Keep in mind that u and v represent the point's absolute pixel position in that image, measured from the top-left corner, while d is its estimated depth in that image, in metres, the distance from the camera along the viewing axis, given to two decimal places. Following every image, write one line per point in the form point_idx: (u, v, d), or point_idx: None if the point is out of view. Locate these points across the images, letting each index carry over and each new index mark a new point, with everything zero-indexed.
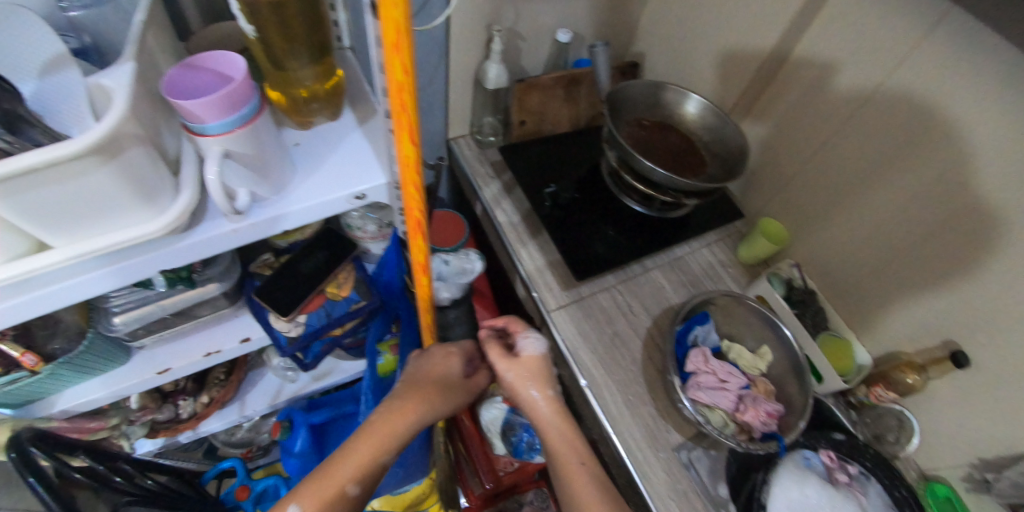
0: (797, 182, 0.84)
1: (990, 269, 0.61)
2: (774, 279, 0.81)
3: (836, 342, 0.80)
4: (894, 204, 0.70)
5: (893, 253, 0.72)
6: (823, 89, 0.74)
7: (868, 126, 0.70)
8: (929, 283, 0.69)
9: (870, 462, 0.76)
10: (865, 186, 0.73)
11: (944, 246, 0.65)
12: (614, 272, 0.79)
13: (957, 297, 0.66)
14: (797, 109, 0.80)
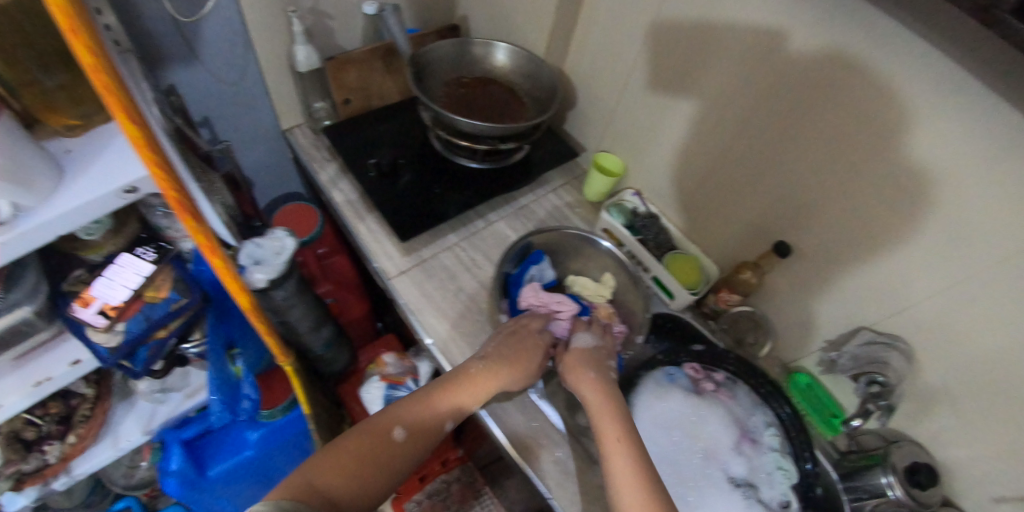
0: (619, 113, 0.87)
1: (796, 154, 0.65)
2: (613, 209, 0.84)
3: (682, 255, 0.82)
4: (708, 110, 0.73)
5: (716, 160, 0.76)
6: (626, 15, 0.76)
7: (672, 41, 0.72)
8: (747, 180, 0.73)
9: (733, 368, 0.79)
10: (679, 100, 0.76)
11: (757, 141, 0.69)
12: (455, 230, 0.81)
13: (775, 188, 0.69)
14: (605, 41, 0.82)
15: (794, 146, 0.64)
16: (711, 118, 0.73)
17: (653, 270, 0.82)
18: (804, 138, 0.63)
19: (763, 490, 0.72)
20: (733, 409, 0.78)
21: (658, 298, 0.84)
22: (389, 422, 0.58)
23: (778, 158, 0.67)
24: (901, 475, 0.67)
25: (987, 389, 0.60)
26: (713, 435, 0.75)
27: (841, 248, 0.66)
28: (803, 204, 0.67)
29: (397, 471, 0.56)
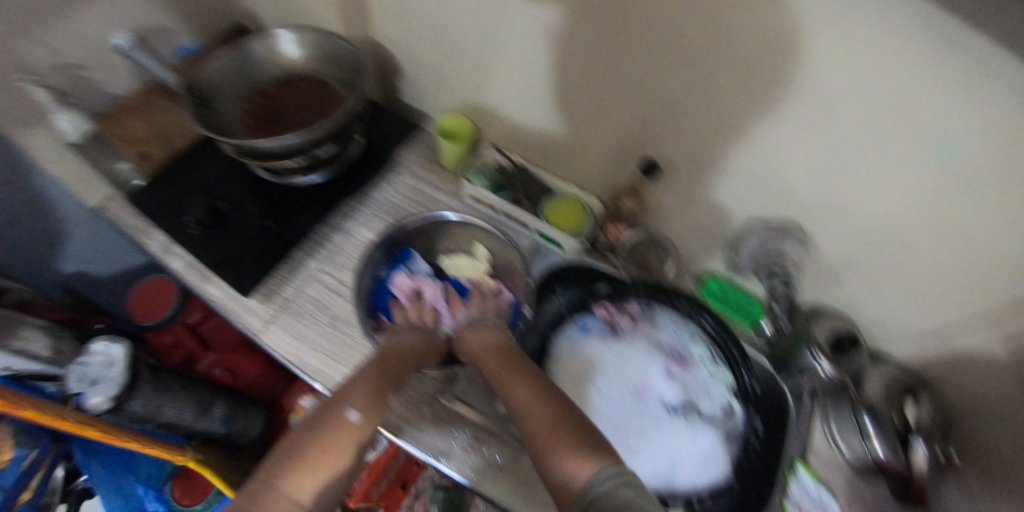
0: (446, 69, 0.78)
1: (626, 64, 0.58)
2: (474, 175, 0.76)
3: (559, 198, 0.77)
4: (524, 42, 0.64)
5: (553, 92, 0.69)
6: None
7: None
8: (592, 102, 0.66)
9: (644, 296, 0.75)
10: (494, 40, 0.67)
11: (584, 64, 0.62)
12: (314, 256, 0.75)
13: (620, 105, 0.64)
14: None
15: (622, 55, 0.57)
16: (530, 49, 0.65)
17: (533, 225, 0.76)
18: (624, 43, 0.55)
19: (703, 404, 0.73)
20: (654, 338, 0.75)
21: (548, 250, 0.77)
22: (340, 407, 0.52)
23: (609, 75, 0.60)
24: (822, 346, 0.70)
25: (880, 242, 0.59)
26: (640, 369, 0.74)
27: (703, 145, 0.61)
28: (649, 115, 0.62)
29: (355, 451, 0.50)
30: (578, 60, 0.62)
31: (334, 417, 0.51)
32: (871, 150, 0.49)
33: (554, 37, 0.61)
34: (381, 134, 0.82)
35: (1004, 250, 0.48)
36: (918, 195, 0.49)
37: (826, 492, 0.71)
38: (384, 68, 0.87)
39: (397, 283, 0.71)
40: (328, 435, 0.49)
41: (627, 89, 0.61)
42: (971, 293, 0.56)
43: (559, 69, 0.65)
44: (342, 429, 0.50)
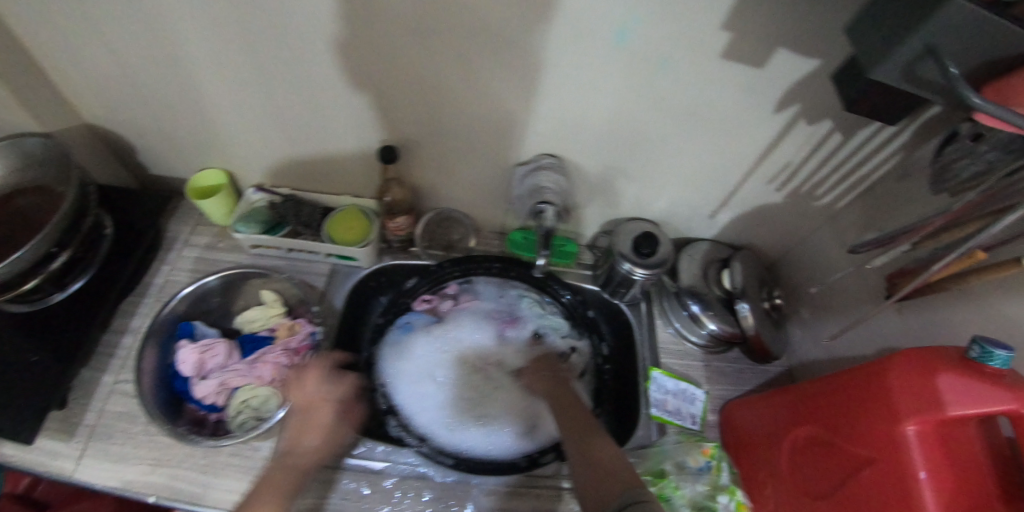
0: (173, 130, 0.72)
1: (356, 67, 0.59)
2: (241, 222, 0.73)
3: (337, 215, 0.76)
4: (239, 74, 0.62)
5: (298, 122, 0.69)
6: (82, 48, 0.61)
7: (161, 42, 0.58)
8: (331, 108, 0.67)
9: (458, 274, 0.79)
10: (203, 80, 0.63)
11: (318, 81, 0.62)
12: (106, 372, 0.68)
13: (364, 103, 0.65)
14: (80, 71, 0.63)
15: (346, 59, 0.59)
16: (245, 80, 0.63)
17: (321, 251, 0.75)
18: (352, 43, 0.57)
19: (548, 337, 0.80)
20: (478, 309, 0.80)
21: (349, 267, 0.78)
22: None
23: (335, 72, 0.61)
24: (631, 255, 0.75)
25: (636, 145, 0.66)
26: (472, 342, 0.78)
27: (440, 112, 0.66)
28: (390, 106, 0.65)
29: None
30: (297, 70, 0.61)
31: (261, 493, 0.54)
32: (570, 67, 0.59)
33: (262, 54, 0.59)
34: (135, 216, 0.75)
35: (693, 104, 0.63)
36: (622, 84, 0.61)
37: (684, 381, 0.78)
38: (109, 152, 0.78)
39: (181, 360, 0.64)
40: None
41: (357, 82, 0.63)
42: (688, 155, 0.71)
43: (286, 87, 0.64)
44: None
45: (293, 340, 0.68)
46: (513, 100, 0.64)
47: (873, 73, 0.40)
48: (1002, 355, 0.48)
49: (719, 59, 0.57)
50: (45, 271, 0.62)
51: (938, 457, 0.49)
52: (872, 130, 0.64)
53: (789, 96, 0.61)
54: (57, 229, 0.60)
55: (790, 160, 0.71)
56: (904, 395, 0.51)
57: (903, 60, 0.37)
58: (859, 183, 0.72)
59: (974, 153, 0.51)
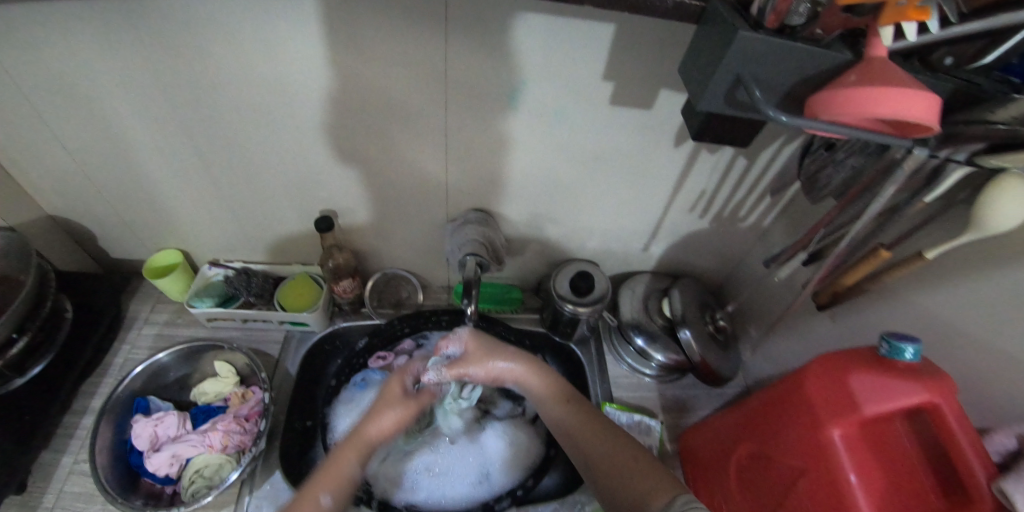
0: (133, 214, 0.79)
1: (298, 143, 0.68)
2: (195, 298, 0.80)
3: (287, 285, 0.84)
4: (187, 159, 0.70)
5: (249, 201, 0.77)
6: (52, 154, 0.69)
7: (124, 139, 0.67)
8: (273, 182, 0.74)
9: (410, 330, 0.85)
10: (156, 167, 0.71)
11: (264, 161, 0.70)
12: (65, 453, 0.68)
13: (310, 172, 0.72)
14: (47, 168, 0.71)
15: (290, 136, 0.67)
16: (191, 166, 0.71)
17: (275, 319, 0.81)
18: (293, 122, 0.65)
19: None
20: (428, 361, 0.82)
21: (302, 331, 0.84)
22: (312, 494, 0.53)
23: (269, 150, 0.69)
24: (569, 297, 0.81)
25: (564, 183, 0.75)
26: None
27: (373, 176, 0.73)
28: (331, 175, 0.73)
29: None
30: (237, 151, 0.69)
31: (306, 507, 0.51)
32: (477, 127, 0.66)
33: (207, 139, 0.67)
34: (98, 299, 0.80)
35: (598, 147, 0.69)
36: (526, 138, 0.68)
37: (636, 414, 0.80)
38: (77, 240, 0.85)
39: (135, 435, 0.67)
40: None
41: (292, 156, 0.70)
42: (608, 192, 0.77)
43: (229, 166, 0.71)
44: None
45: (244, 408, 0.71)
46: (433, 159, 0.71)
47: (702, 105, 0.45)
48: (909, 347, 0.49)
49: (609, 106, 0.63)
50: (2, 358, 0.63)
51: (864, 459, 0.50)
52: (771, 153, 0.69)
53: (683, 131, 0.67)
54: (19, 312, 0.64)
55: (706, 187, 0.77)
56: (824, 400, 0.52)
57: (719, 89, 0.43)
58: (775, 202, 0.77)
59: (835, 161, 0.57)
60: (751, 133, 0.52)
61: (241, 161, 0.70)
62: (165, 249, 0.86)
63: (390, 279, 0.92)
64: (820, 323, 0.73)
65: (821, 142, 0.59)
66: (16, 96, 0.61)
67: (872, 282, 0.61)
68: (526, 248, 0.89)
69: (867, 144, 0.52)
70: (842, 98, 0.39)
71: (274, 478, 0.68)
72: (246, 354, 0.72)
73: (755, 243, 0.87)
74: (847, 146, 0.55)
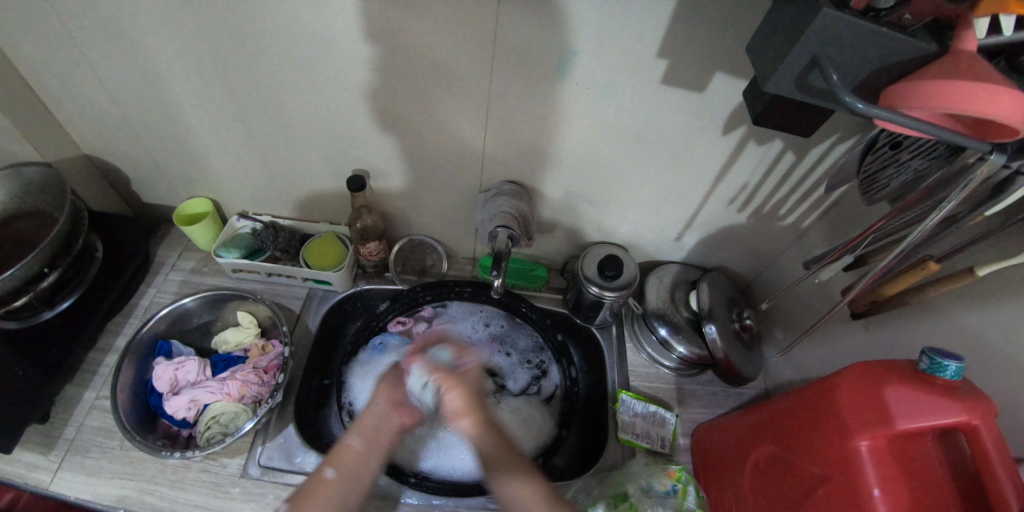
0: (167, 160, 0.79)
1: (336, 100, 0.66)
2: (223, 247, 0.80)
3: (313, 242, 0.84)
4: (223, 108, 0.69)
5: (283, 157, 0.76)
6: (93, 93, 0.69)
7: (162, 83, 0.66)
8: (306, 138, 0.73)
9: (432, 298, 0.86)
10: (191, 113, 0.70)
11: (300, 115, 0.69)
12: (88, 388, 0.70)
13: (345, 132, 0.71)
14: (84, 105, 0.71)
15: (329, 92, 0.65)
16: (226, 116, 0.70)
17: (300, 275, 0.82)
18: (333, 78, 0.63)
19: (512, 341, 0.89)
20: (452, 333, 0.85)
21: (325, 290, 0.85)
22: (322, 465, 0.55)
23: (307, 105, 0.67)
24: (595, 280, 0.80)
25: (602, 164, 0.73)
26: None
27: (408, 142, 0.72)
28: (366, 136, 0.71)
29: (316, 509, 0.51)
30: (275, 104, 0.68)
31: (313, 487, 0.53)
32: (519, 96, 0.64)
33: (247, 90, 0.66)
34: (127, 242, 0.81)
35: (640, 128, 0.67)
36: (566, 115, 0.66)
37: (652, 404, 0.80)
38: (110, 181, 0.86)
39: (156, 377, 0.68)
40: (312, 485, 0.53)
41: (328, 113, 0.68)
42: (646, 176, 0.75)
43: (264, 119, 0.70)
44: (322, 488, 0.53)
45: (263, 360, 0.72)
46: (470, 127, 0.69)
47: (769, 88, 0.43)
48: (952, 366, 0.47)
49: (658, 86, 0.61)
50: (34, 290, 0.65)
51: (897, 476, 0.47)
52: (823, 150, 0.66)
53: (734, 119, 0.64)
54: (51, 248, 0.66)
55: (748, 181, 0.74)
56: (854, 410, 0.50)
57: (793, 72, 0.40)
58: (820, 203, 0.74)
59: (898, 162, 0.54)
60: (812, 124, 0.50)
61: (278, 116, 0.70)
62: (197, 197, 0.86)
63: (416, 246, 0.92)
64: (853, 332, 0.71)
65: (888, 139, 0.55)
66: (57, 28, 0.60)
67: (916, 295, 0.58)
68: (553, 228, 0.88)
69: (936, 147, 0.49)
70: (918, 90, 0.37)
71: (288, 431, 0.68)
72: (269, 305, 0.72)
73: (791, 244, 0.84)
74: (913, 147, 0.52)
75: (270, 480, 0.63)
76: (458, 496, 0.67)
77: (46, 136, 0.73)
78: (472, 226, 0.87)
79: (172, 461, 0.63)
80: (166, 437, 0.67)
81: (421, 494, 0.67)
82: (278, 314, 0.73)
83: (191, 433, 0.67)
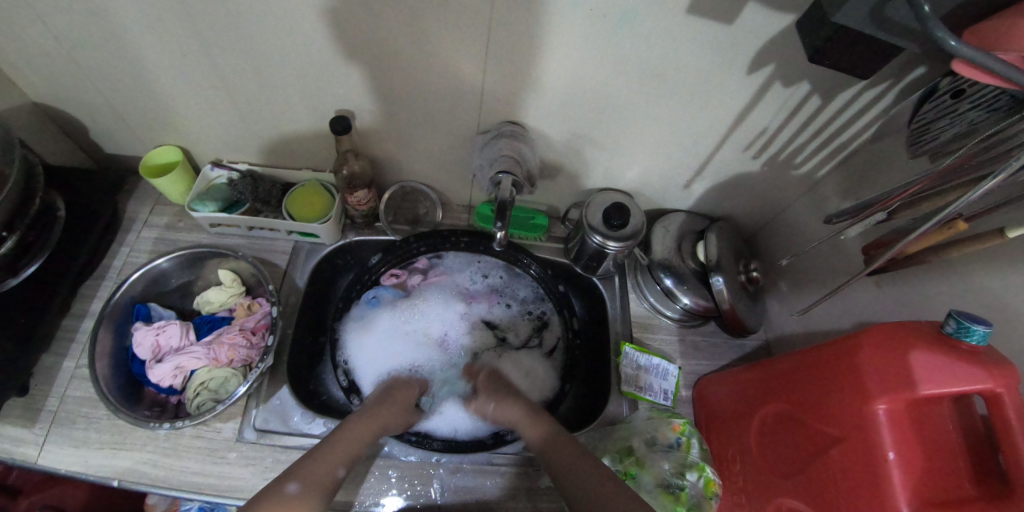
0: (117, 103, 0.70)
1: (306, 31, 0.57)
2: (197, 201, 0.73)
3: (295, 192, 0.77)
4: (170, 41, 0.59)
5: (250, 99, 0.67)
6: (10, 25, 0.58)
7: (90, 14, 0.55)
8: (275, 78, 0.64)
9: (426, 250, 0.81)
10: (133, 49, 0.60)
11: (264, 51, 0.60)
12: (66, 357, 0.66)
13: (320, 68, 0.62)
14: (0, 36, 0.60)
15: (295, 21, 0.55)
16: (176, 51, 0.60)
17: (283, 229, 0.76)
18: (298, 4, 0.53)
19: (513, 291, 0.87)
20: (444, 285, 0.83)
21: (313, 244, 0.79)
22: (330, 460, 0.54)
23: (273, 39, 0.58)
24: (600, 229, 0.75)
25: (612, 105, 0.66)
26: (440, 317, 0.82)
27: (395, 83, 0.64)
28: (344, 74, 0.62)
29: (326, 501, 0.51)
30: (232, 38, 0.58)
31: (321, 474, 0.52)
32: (522, 24, 0.54)
33: (198, 19, 0.56)
34: (86, 197, 0.73)
35: (658, 63, 0.59)
36: (576, 49, 0.58)
37: (655, 357, 0.79)
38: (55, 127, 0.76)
39: (136, 343, 0.64)
40: (321, 474, 0.52)
41: (298, 48, 0.59)
42: (658, 118, 0.68)
43: (224, 56, 0.61)
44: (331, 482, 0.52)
45: (250, 320, 0.68)
46: (465, 63, 0.60)
47: (835, 17, 0.35)
48: (979, 330, 0.44)
49: (684, 14, 0.52)
50: None
51: (915, 443, 0.46)
52: (855, 92, 0.59)
53: (765, 55, 0.56)
54: (5, 204, 0.59)
55: (768, 126, 0.67)
56: (874, 373, 0.49)
57: (869, 1, 0.33)
58: (840, 151, 0.68)
59: (954, 114, 0.49)
60: (867, 66, 0.43)
61: (239, 52, 0.60)
62: (159, 144, 0.77)
63: (408, 194, 0.86)
64: (864, 288, 0.68)
65: (952, 88, 0.50)
66: None
67: (936, 255, 0.54)
68: (555, 175, 0.82)
69: (997, 99, 0.44)
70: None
71: (283, 393, 0.66)
72: (250, 263, 0.67)
73: (802, 194, 0.79)
74: (975, 97, 0.46)
75: (267, 443, 0.61)
76: (460, 453, 0.66)
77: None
78: (469, 172, 0.80)
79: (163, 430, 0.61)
80: (155, 404, 0.64)
81: (421, 452, 0.66)
82: (262, 272, 0.68)
83: (181, 400, 0.65)
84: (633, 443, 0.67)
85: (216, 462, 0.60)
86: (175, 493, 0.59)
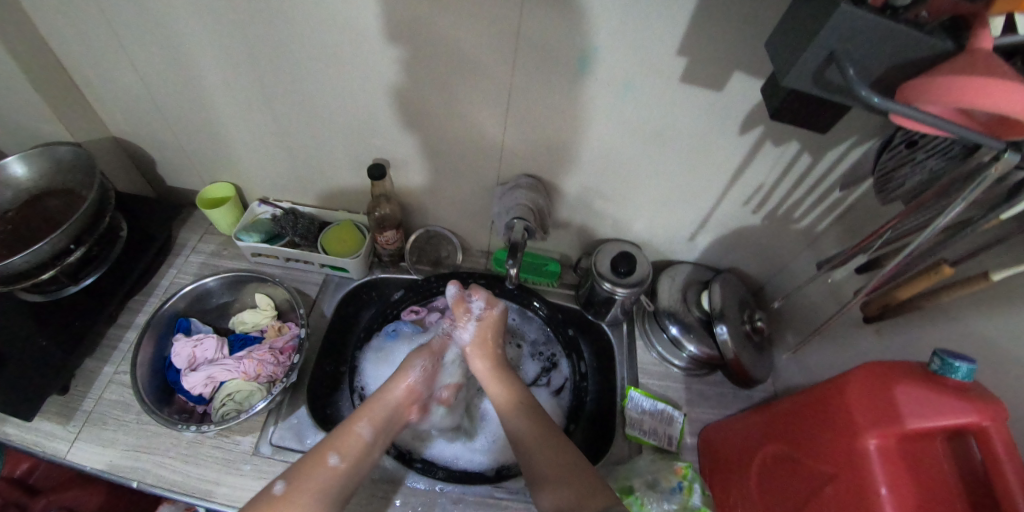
0: (192, 144, 0.82)
1: (359, 90, 0.68)
2: (244, 232, 0.82)
3: (331, 229, 0.86)
4: (247, 95, 0.71)
5: (305, 145, 0.78)
6: (124, 78, 0.72)
7: (188, 70, 0.68)
8: (330, 128, 0.75)
9: (445, 289, 0.87)
10: (216, 99, 0.73)
11: (323, 105, 0.71)
12: (107, 362, 0.72)
13: (367, 122, 0.73)
14: (114, 87, 0.73)
15: (352, 83, 0.67)
16: (251, 103, 0.72)
17: (317, 261, 0.84)
18: (356, 69, 0.65)
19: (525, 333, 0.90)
20: None
21: (342, 278, 0.86)
22: (324, 450, 0.58)
23: (333, 96, 0.69)
24: (607, 275, 0.81)
25: (619, 161, 0.75)
26: None
27: (430, 136, 0.74)
28: (386, 126, 0.73)
29: (325, 492, 0.55)
30: (299, 94, 0.70)
31: (314, 466, 0.56)
32: (539, 89, 0.65)
33: (274, 79, 0.68)
34: (150, 222, 0.83)
35: (657, 125, 0.68)
36: (585, 112, 0.67)
37: (660, 402, 0.80)
38: (135, 162, 0.89)
39: (175, 353, 0.69)
40: (315, 463, 0.56)
41: (352, 104, 0.70)
42: (661, 174, 0.76)
43: (289, 108, 0.72)
44: (326, 473, 0.56)
45: (279, 341, 0.74)
46: (491, 120, 0.70)
47: (787, 81, 0.44)
48: (964, 367, 0.47)
49: (678, 84, 0.62)
50: (60, 265, 0.67)
51: (909, 481, 0.47)
52: (840, 153, 0.67)
53: (752, 119, 0.65)
54: (80, 223, 0.68)
55: (764, 181, 0.74)
56: (864, 409, 0.51)
57: (811, 69, 0.41)
58: (835, 206, 0.74)
59: (914, 161, 0.55)
60: (828, 123, 0.51)
61: (302, 106, 0.72)
62: (219, 182, 0.88)
63: (431, 237, 0.93)
64: (865, 337, 0.71)
65: (904, 138, 0.56)
66: (96, 13, 0.63)
67: (928, 299, 0.58)
68: (568, 223, 0.89)
69: (950, 147, 0.49)
70: (936, 83, 0.36)
71: (300, 412, 0.70)
72: (286, 289, 0.73)
73: (804, 248, 0.84)
74: (928, 146, 0.52)
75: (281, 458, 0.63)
76: (465, 483, 0.68)
77: (76, 116, 0.76)
78: (488, 219, 0.88)
79: (186, 436, 0.65)
80: (182, 412, 0.68)
81: (427, 479, 0.68)
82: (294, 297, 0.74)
83: (207, 410, 0.69)
84: (634, 483, 0.67)
85: (229, 472, 0.62)
86: (189, 499, 0.61)
